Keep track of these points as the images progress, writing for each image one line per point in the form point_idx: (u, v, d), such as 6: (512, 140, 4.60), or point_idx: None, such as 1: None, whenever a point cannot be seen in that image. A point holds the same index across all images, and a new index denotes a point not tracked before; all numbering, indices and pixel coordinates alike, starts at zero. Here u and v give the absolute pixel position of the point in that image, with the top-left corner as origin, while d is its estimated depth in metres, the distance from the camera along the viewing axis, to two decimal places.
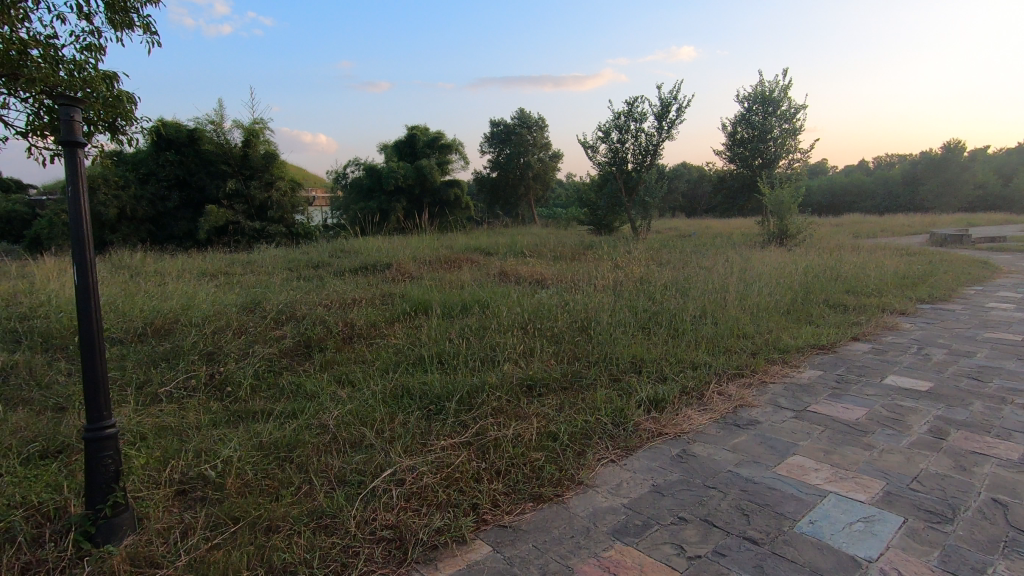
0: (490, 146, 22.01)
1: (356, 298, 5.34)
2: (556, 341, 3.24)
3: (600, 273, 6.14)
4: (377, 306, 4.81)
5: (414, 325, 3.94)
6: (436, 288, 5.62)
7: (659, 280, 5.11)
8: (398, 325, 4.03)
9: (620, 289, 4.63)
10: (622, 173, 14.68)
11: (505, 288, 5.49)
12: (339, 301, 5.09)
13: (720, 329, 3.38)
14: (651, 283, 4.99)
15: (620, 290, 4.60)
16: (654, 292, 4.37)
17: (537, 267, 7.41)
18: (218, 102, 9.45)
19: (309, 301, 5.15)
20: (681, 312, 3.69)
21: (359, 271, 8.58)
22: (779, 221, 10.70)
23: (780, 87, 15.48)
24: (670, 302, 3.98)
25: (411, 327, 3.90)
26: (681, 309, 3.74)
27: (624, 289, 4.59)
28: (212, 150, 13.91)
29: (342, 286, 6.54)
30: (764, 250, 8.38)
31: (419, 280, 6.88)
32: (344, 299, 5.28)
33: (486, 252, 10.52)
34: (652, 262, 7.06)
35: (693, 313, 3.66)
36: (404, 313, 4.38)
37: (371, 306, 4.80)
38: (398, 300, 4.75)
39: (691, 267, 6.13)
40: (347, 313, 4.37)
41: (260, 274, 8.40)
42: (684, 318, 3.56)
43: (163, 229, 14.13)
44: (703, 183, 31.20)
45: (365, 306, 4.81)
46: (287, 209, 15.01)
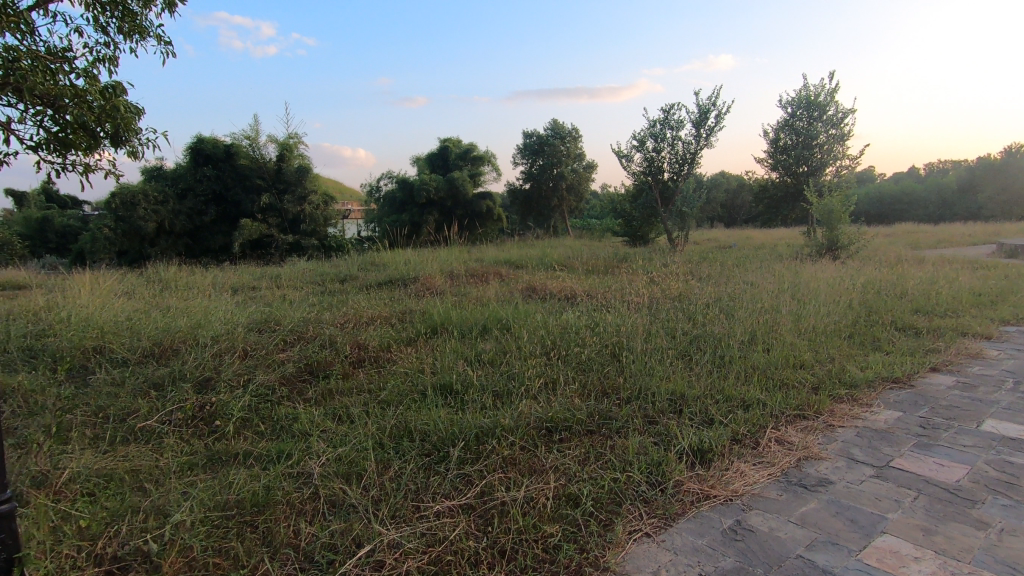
0: (523, 158, 21.77)
1: (375, 317, 5.07)
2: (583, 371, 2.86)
3: (635, 288, 5.72)
4: (395, 325, 4.52)
5: (430, 348, 3.62)
6: (459, 306, 5.31)
7: (700, 298, 4.66)
8: (413, 348, 3.72)
9: (656, 309, 4.21)
10: (658, 183, 14.17)
11: (532, 306, 5.14)
12: (356, 320, 4.85)
13: (773, 358, 2.94)
14: (691, 301, 4.55)
15: (657, 310, 4.19)
16: (695, 313, 3.93)
17: (567, 281, 7.05)
18: (252, 118, 9.57)
19: (325, 319, 4.92)
20: (727, 337, 3.25)
21: (385, 286, 8.40)
22: (829, 232, 9.99)
23: (826, 91, 14.75)
24: (714, 324, 3.55)
25: (426, 350, 3.58)
26: (727, 335, 3.30)
27: (661, 309, 4.17)
28: (247, 164, 14.11)
29: (364, 303, 6.33)
30: (814, 263, 7.78)
31: (444, 296, 6.62)
32: (363, 317, 5.03)
33: (516, 265, 10.23)
34: (691, 276, 6.62)
35: (741, 339, 3.21)
36: (421, 334, 4.08)
37: (388, 325, 4.53)
38: (416, 319, 4.46)
39: (735, 283, 5.65)
40: (361, 333, 4.10)
41: (287, 289, 8.31)
42: (730, 345, 3.13)
43: (201, 243, 14.36)
44: (743, 193, 30.30)
45: (382, 326, 4.53)
46: (320, 222, 15.08)
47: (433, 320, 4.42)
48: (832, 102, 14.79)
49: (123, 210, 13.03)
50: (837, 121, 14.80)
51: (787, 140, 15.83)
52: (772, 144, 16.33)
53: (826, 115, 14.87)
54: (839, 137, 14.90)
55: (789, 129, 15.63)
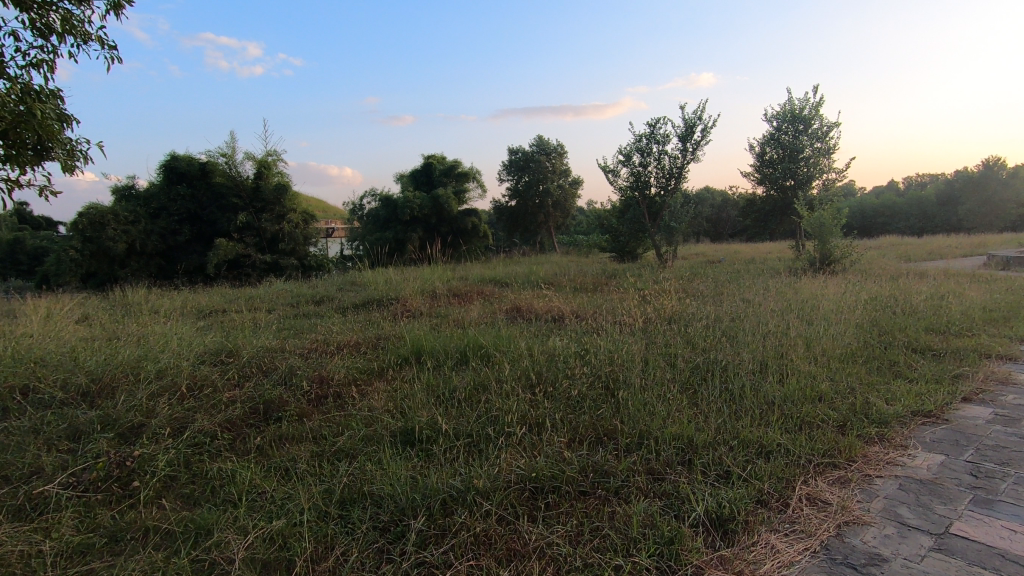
0: (508, 174, 21.55)
1: (346, 344, 4.67)
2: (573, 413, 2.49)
3: (626, 308, 5.38)
4: (366, 353, 4.14)
5: (401, 381, 3.24)
6: (438, 331, 4.92)
7: (698, 318, 4.33)
8: (382, 380, 3.31)
9: (652, 332, 3.87)
10: (645, 198, 13.95)
11: (516, 330, 4.78)
12: (325, 348, 4.44)
13: (789, 391, 2.59)
14: (689, 322, 4.22)
15: (652, 333, 3.85)
16: (694, 337, 3.59)
17: (554, 300, 6.71)
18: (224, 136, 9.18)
19: (291, 348, 4.51)
20: (734, 366, 2.90)
21: (364, 307, 7.99)
22: (821, 245, 9.76)
23: (811, 105, 14.73)
24: (717, 351, 3.20)
25: (396, 384, 3.19)
26: (735, 363, 2.95)
27: (655, 332, 3.82)
28: (223, 182, 13.68)
29: (338, 327, 5.92)
30: (810, 278, 7.50)
31: (425, 318, 6.24)
32: (332, 343, 4.63)
33: (502, 283, 9.88)
34: (684, 293, 6.31)
35: (750, 368, 2.86)
36: (394, 364, 3.68)
37: (359, 354, 4.13)
38: (389, 346, 4.08)
39: (731, 301, 5.33)
40: (327, 363, 3.70)
41: (259, 312, 7.86)
42: (739, 376, 2.77)
43: (174, 264, 13.81)
44: (728, 207, 30.43)
45: (352, 354, 4.13)
46: (300, 241, 14.63)
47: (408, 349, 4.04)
48: (817, 116, 14.77)
49: (91, 230, 12.46)
50: (823, 135, 14.76)
51: (773, 153, 15.76)
52: (758, 159, 16.25)
53: (811, 128, 14.83)
54: (825, 151, 14.86)
55: (774, 143, 15.57)
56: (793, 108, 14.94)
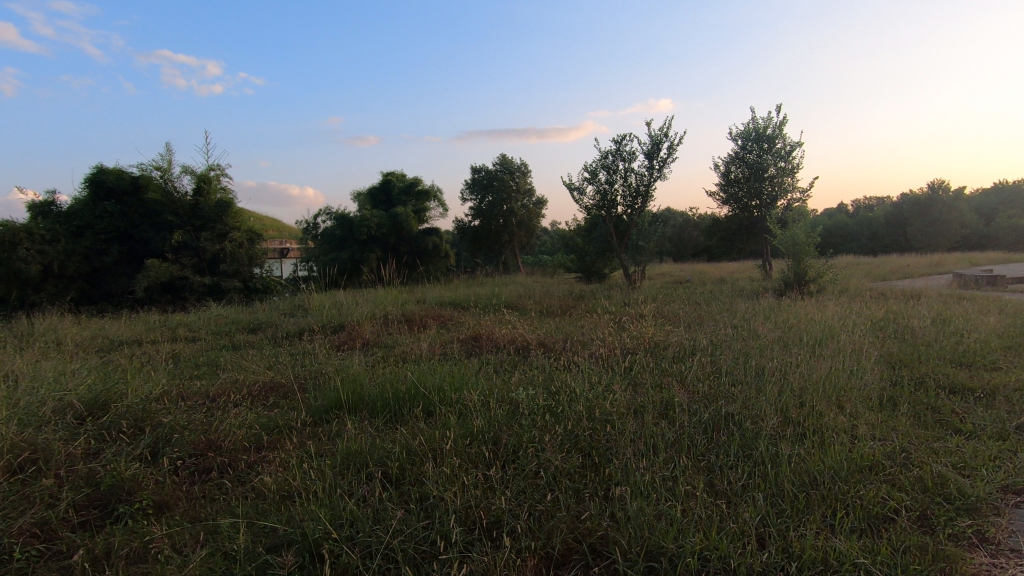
0: (471, 193, 20.89)
1: (262, 389, 3.78)
2: (543, 516, 1.73)
3: (600, 336, 4.66)
4: (280, 403, 3.28)
5: (314, 451, 2.41)
6: (381, 369, 4.09)
7: (689, 352, 3.65)
8: (288, 447, 2.49)
9: (636, 369, 3.16)
10: (612, 218, 13.44)
11: (472, 367, 3.99)
12: (234, 394, 3.56)
13: (836, 463, 1.91)
14: (679, 357, 3.53)
15: (638, 372, 3.12)
16: (694, 375, 2.90)
17: (518, 327, 5.98)
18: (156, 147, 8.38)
19: (188, 396, 3.60)
20: (754, 424, 2.19)
21: (304, 335, 7.07)
22: (796, 265, 9.28)
23: (774, 124, 14.71)
24: (724, 398, 2.49)
25: (304, 455, 2.36)
26: (756, 418, 2.25)
27: (642, 371, 3.11)
28: (157, 198, 12.52)
29: (265, 363, 5.01)
30: (791, 301, 7.00)
31: (370, 350, 5.42)
32: (243, 388, 3.73)
33: (462, 306, 9.12)
34: (661, 318, 5.68)
35: (775, 425, 2.17)
36: (312, 421, 2.86)
37: (274, 403, 3.28)
38: (309, 395, 3.24)
39: (717, 330, 4.69)
40: (222, 419, 2.84)
41: (180, 344, 6.84)
42: (767, 439, 2.07)
43: (99, 287, 12.46)
44: (690, 228, 30.64)
45: (262, 405, 3.26)
46: (244, 262, 13.46)
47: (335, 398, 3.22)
48: (781, 136, 14.77)
49: None
50: (786, 154, 14.73)
51: (738, 173, 15.63)
52: (724, 178, 16.09)
53: (775, 147, 14.79)
54: (788, 170, 14.81)
55: (739, 161, 15.45)
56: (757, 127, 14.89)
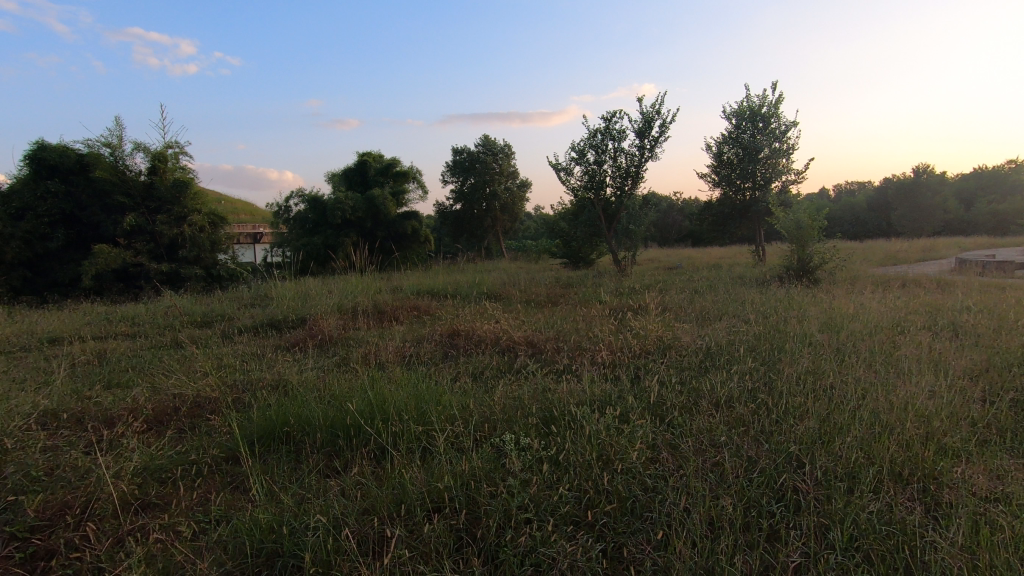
0: (452, 175, 19.98)
1: (182, 413, 3.00)
2: None
3: (598, 336, 3.95)
4: (193, 438, 2.52)
5: (210, 536, 1.68)
6: (336, 381, 3.33)
7: (715, 363, 2.95)
8: (184, 521, 1.79)
9: (656, 392, 2.46)
10: (601, 200, 12.69)
11: (447, 380, 3.26)
12: (141, 422, 2.80)
13: (990, 562, 1.26)
14: (705, 371, 2.83)
15: (659, 397, 2.42)
16: (734, 407, 2.21)
17: (502, 321, 5.26)
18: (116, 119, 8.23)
19: (80, 426, 2.81)
20: (847, 501, 1.51)
21: (260, 331, 6.27)
22: (800, 250, 8.63)
23: (769, 102, 14.07)
24: (784, 439, 1.84)
25: (203, 539, 1.66)
26: (845, 489, 1.58)
27: (665, 394, 2.41)
28: (106, 177, 11.45)
29: (202, 371, 4.23)
30: (801, 290, 6.36)
31: (329, 353, 4.66)
32: (156, 415, 2.95)
33: (441, 296, 8.37)
34: (665, 311, 4.98)
35: (878, 503, 1.49)
36: (231, 472, 2.15)
37: (187, 437, 2.53)
38: (233, 430, 2.50)
39: (735, 328, 4.01)
40: (100, 467, 2.08)
41: (115, 342, 5.98)
42: (871, 530, 1.41)
43: (45, 275, 11.39)
44: (674, 213, 30.14)
45: (172, 438, 2.52)
46: (206, 247, 12.47)
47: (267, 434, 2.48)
48: (776, 115, 14.16)
49: None
50: (780, 134, 14.13)
51: (731, 153, 14.97)
52: (716, 159, 15.44)
53: (769, 127, 14.17)
54: (783, 150, 14.19)
55: (733, 142, 14.78)
56: (752, 105, 14.23)
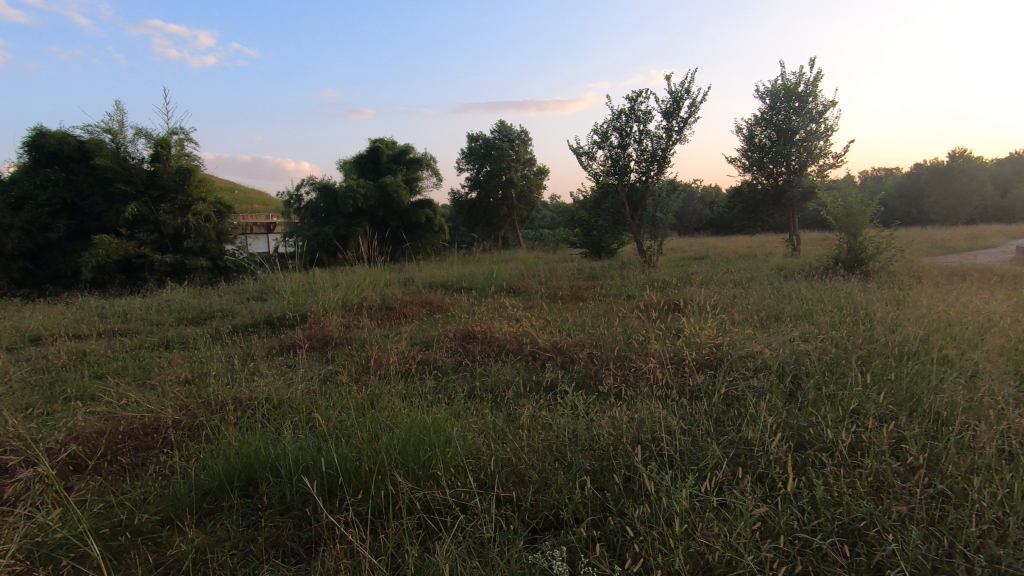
0: (468, 163, 19.28)
1: (132, 451, 2.43)
2: None
3: (643, 347, 3.29)
4: (129, 499, 1.94)
5: None
6: (325, 404, 2.70)
7: (811, 394, 2.26)
8: None
9: (744, 445, 1.81)
10: (625, 186, 11.93)
11: (462, 404, 2.62)
12: (75, 468, 2.22)
13: None
14: (802, 406, 2.14)
15: (754, 455, 1.77)
16: (865, 479, 1.56)
17: (525, 321, 4.62)
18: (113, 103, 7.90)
19: (0, 470, 2.24)
20: None
21: (258, 330, 5.70)
22: (851, 239, 7.78)
23: (806, 80, 13.12)
24: (983, 553, 1.22)
25: None
26: None
27: (757, 446, 1.76)
28: (107, 164, 10.97)
29: (176, 385, 3.65)
30: (863, 285, 5.58)
31: (328, 359, 4.07)
32: (96, 452, 2.38)
33: (455, 289, 7.75)
34: (712, 310, 4.29)
35: None
36: (172, 563, 1.57)
37: (129, 495, 1.95)
38: (181, 488, 1.92)
39: (807, 337, 3.33)
40: None
41: (96, 342, 5.43)
42: None
43: (46, 267, 10.98)
44: (695, 201, 29.17)
45: (105, 497, 1.94)
46: (212, 238, 11.96)
47: (231, 496, 1.92)
48: (814, 94, 13.18)
49: None
50: (818, 114, 13.19)
51: (763, 136, 14.06)
52: (746, 142, 14.51)
53: (806, 107, 13.23)
54: (820, 132, 13.26)
55: (766, 123, 13.87)
56: (787, 84, 13.29)
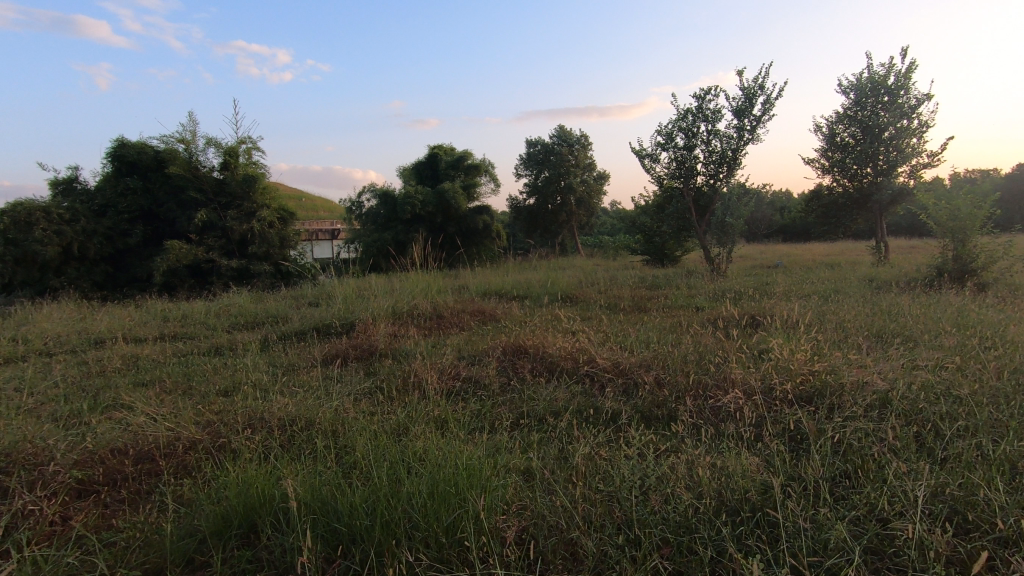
0: (526, 169, 19.03)
1: (143, 479, 2.21)
2: None
3: (722, 373, 2.79)
4: (120, 541, 1.69)
5: None
6: (354, 433, 2.40)
7: (960, 459, 1.72)
8: None
9: (883, 530, 1.33)
10: (691, 190, 11.22)
11: (506, 440, 2.23)
12: (76, 503, 1.99)
13: None
14: (952, 472, 1.62)
15: (898, 544, 1.30)
16: None
17: (582, 335, 4.19)
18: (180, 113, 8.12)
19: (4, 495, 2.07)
20: None
21: (306, 337, 5.56)
22: (958, 247, 6.80)
23: (897, 71, 11.96)
24: None
25: None
26: None
27: (904, 532, 1.28)
28: (181, 173, 11.43)
29: (210, 398, 3.47)
30: (982, 300, 4.75)
31: (369, 374, 3.79)
32: (106, 478, 2.18)
33: (509, 298, 7.41)
34: (801, 327, 3.69)
35: None
36: None
37: (122, 538, 1.69)
38: (175, 533, 1.64)
39: (928, 367, 2.72)
40: None
41: (151, 346, 5.44)
42: None
43: (125, 271, 11.55)
44: (765, 207, 27.60)
45: (94, 540, 1.69)
46: (275, 243, 12.22)
47: (231, 545, 1.64)
48: (905, 87, 11.99)
49: (15, 232, 10.23)
50: (910, 108, 11.97)
51: (846, 134, 12.93)
52: (827, 141, 13.40)
53: (896, 101, 12.04)
54: (913, 127, 12.02)
55: (849, 120, 12.75)
56: (874, 76, 12.17)
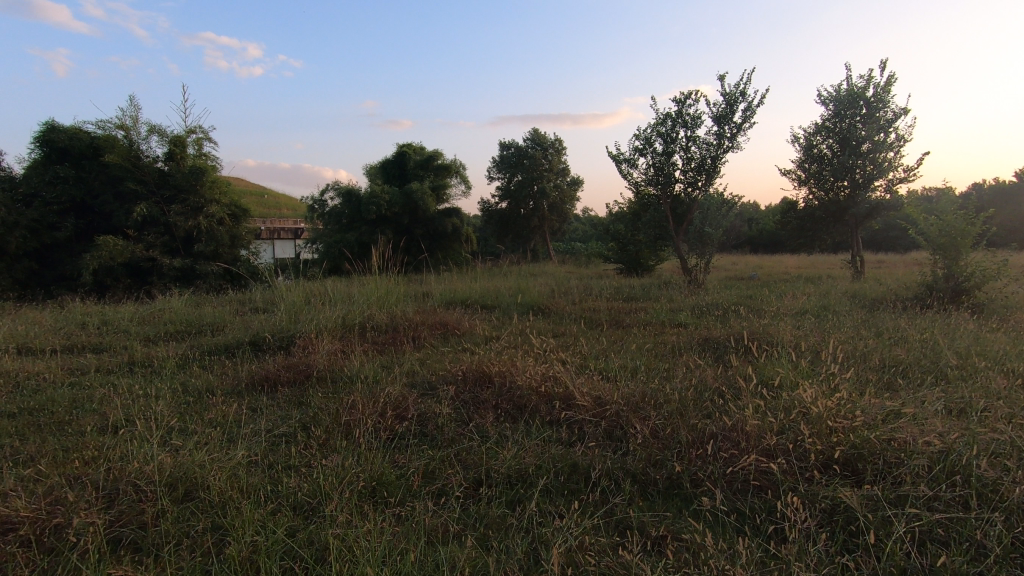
0: (498, 172, 18.41)
1: None
2: None
3: (731, 422, 2.21)
4: None
5: None
6: (243, 525, 1.75)
7: None
8: None
9: None
10: (668, 197, 10.77)
11: (453, 551, 1.60)
12: None
13: None
14: None
15: None
16: None
17: (555, 360, 3.57)
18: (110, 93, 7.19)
19: None
20: None
21: (237, 352, 4.80)
22: (951, 265, 6.43)
23: (876, 85, 11.80)
24: None
25: None
26: None
27: None
28: (119, 162, 10.41)
29: (82, 439, 2.69)
30: (994, 326, 4.31)
31: (298, 406, 3.09)
32: None
33: (476, 308, 6.76)
34: (812, 358, 3.14)
35: None
36: None
37: None
38: None
39: (984, 422, 2.19)
40: None
41: (45, 360, 4.58)
42: None
43: (53, 268, 10.46)
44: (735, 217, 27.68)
45: None
46: (224, 242, 11.30)
47: None
48: (885, 100, 11.83)
49: None
50: (889, 122, 11.82)
51: (824, 146, 12.72)
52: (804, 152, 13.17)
53: (875, 114, 11.88)
54: (891, 142, 11.86)
55: (827, 132, 12.54)
56: (853, 89, 11.99)
